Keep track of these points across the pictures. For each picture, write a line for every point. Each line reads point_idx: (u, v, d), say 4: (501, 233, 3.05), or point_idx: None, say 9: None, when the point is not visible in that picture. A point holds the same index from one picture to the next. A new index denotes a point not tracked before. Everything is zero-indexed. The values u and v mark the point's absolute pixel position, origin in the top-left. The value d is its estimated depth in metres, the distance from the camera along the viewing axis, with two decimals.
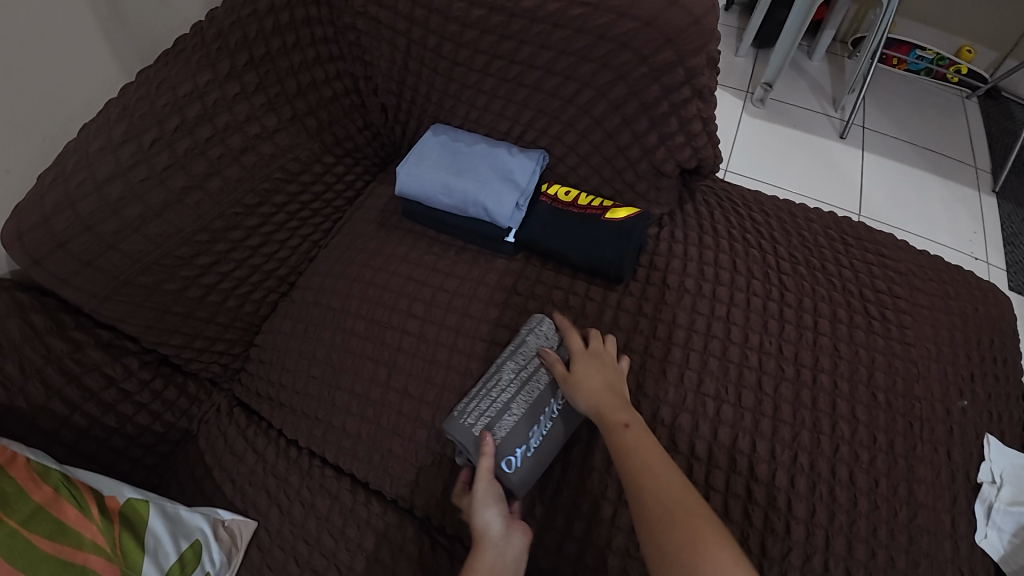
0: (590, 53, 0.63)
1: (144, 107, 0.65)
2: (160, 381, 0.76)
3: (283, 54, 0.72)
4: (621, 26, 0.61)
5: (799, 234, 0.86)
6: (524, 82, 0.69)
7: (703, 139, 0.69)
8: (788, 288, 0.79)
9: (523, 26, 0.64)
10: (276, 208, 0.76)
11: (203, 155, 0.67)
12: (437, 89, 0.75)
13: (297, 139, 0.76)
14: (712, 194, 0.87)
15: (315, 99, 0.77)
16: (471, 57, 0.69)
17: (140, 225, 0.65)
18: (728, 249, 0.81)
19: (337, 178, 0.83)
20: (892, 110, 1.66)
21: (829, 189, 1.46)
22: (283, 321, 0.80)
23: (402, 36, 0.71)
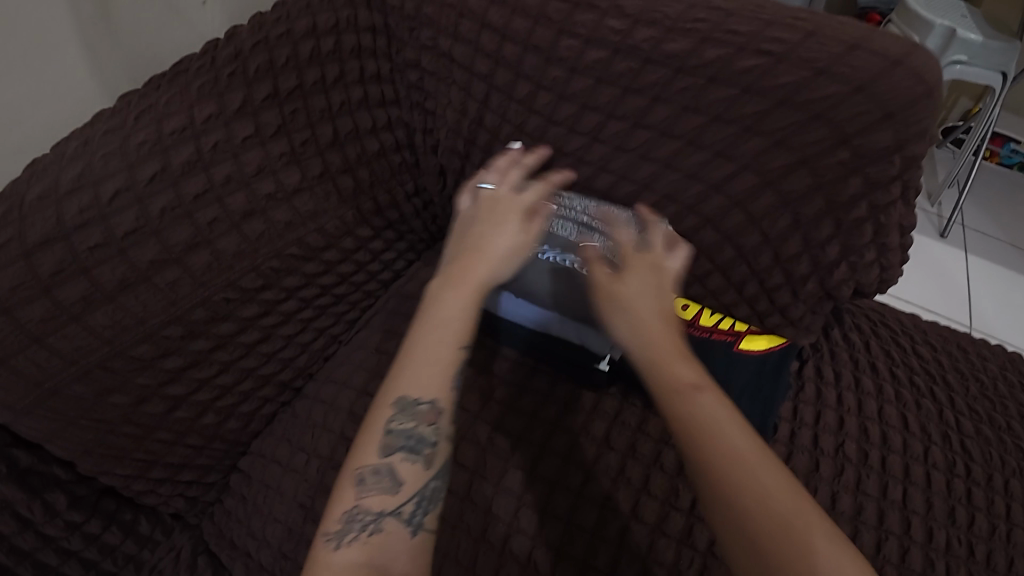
0: (758, 124, 0.44)
1: (113, 145, 0.46)
2: (98, 521, 0.54)
3: (320, 91, 0.53)
4: (816, 89, 0.42)
5: (975, 377, 0.63)
6: (648, 155, 0.49)
7: (894, 256, 0.49)
8: (977, 459, 0.56)
9: (663, 78, 0.45)
10: (284, 293, 0.56)
11: (190, 217, 0.47)
12: (518, 153, 0.55)
13: (324, 204, 0.56)
14: (859, 322, 0.67)
15: (356, 153, 0.57)
16: (577, 114, 0.50)
17: (83, 312, 0.45)
18: (892, 398, 0.59)
19: (372, 257, 0.63)
20: (999, 210, 1.41)
21: (938, 297, 1.23)
22: (279, 445, 0.59)
23: (479, 80, 0.53)
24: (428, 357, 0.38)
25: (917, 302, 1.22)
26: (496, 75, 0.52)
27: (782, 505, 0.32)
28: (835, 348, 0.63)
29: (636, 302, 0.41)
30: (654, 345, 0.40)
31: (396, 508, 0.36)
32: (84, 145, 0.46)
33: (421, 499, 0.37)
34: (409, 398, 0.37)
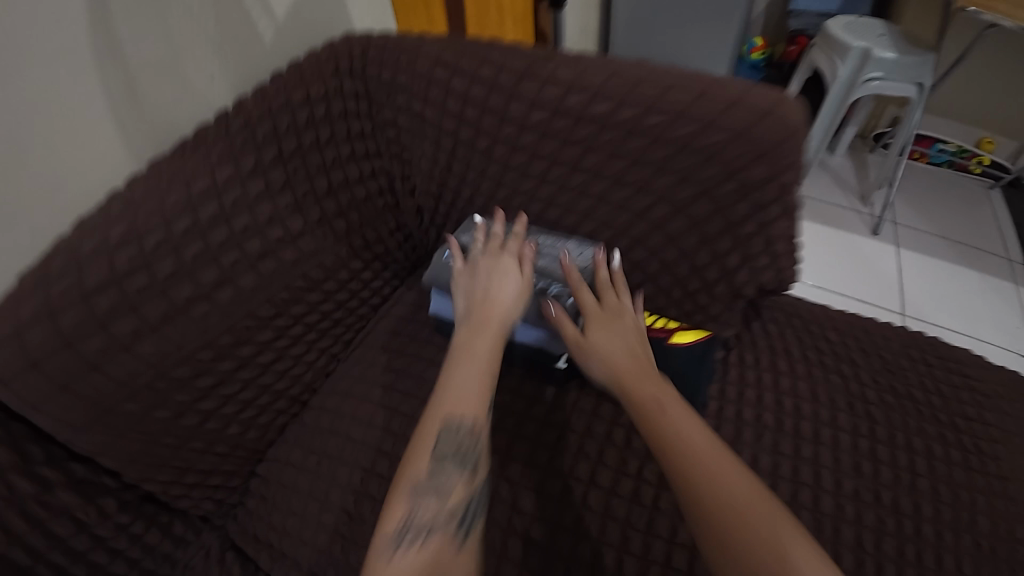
0: (668, 163, 0.56)
1: (151, 204, 0.55)
2: (140, 523, 0.62)
3: (318, 149, 0.65)
4: (708, 134, 0.54)
5: (880, 352, 0.76)
6: (586, 192, 0.61)
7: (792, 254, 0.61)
8: (878, 422, 0.67)
9: (593, 131, 0.58)
10: (293, 320, 0.67)
11: (218, 260, 0.58)
12: (482, 193, 0.67)
13: (322, 244, 0.68)
14: (785, 317, 0.80)
15: (348, 198, 0.69)
16: (529, 162, 0.62)
17: (133, 342, 0.54)
18: (804, 376, 0.72)
19: (364, 286, 0.75)
20: (927, 204, 1.56)
21: (874, 292, 1.37)
22: (293, 451, 0.68)
23: (446, 133, 0.65)
24: (467, 381, 0.48)
25: (857, 299, 1.35)
26: (460, 129, 0.63)
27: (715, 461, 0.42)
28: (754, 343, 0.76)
29: (606, 347, 0.53)
30: (616, 375, 0.51)
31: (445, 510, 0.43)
32: (122, 202, 0.55)
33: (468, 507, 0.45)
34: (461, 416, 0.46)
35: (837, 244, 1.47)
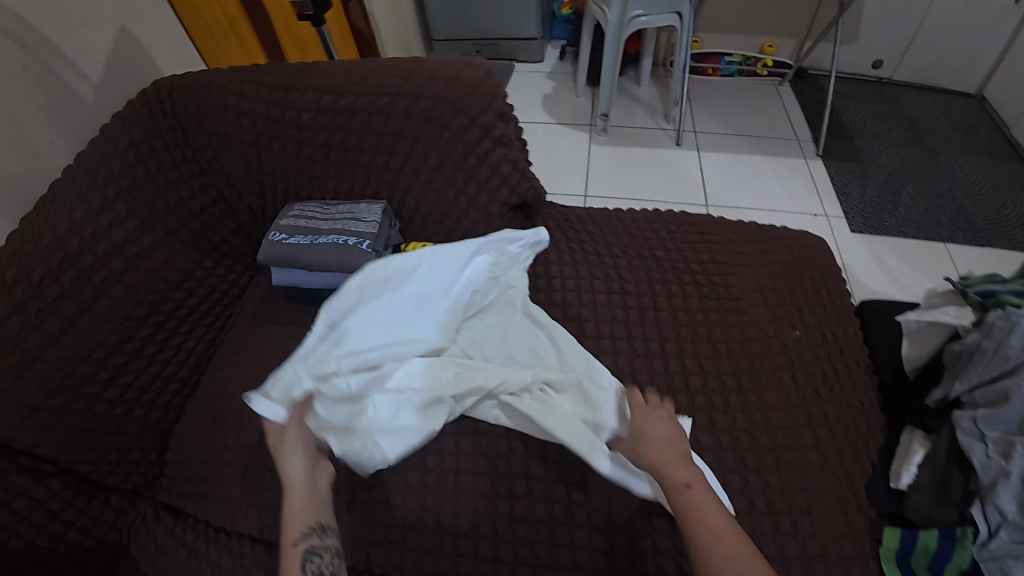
0: (486, 169, 0.94)
1: (105, 171, 0.94)
2: (82, 497, 0.90)
3: (365, 142, 0.95)
4: (494, 178, 0.95)
5: (697, 276, 1.01)
6: (445, 153, 0.93)
7: (576, 237, 1.06)
8: (684, 364, 0.91)
9: (451, 112, 0.90)
10: (197, 282, 1.08)
11: (139, 356, 0.98)
12: (413, 192, 0.98)
13: (385, 152, 0.95)
14: (718, 251, 1.06)
15: (374, 157, 0.96)
16: (424, 123, 0.91)
17: (59, 336, 0.86)
18: (621, 288, 0.98)
19: (321, 219, 0.98)
20: (741, 111, 1.82)
21: (678, 197, 1.58)
22: (202, 426, 0.98)
23: (389, 131, 0.93)
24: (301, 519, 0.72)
25: (662, 201, 1.57)
26: (509, 200, 0.97)
27: (730, 538, 0.62)
28: (698, 290, 0.99)
29: (652, 435, 0.76)
30: (660, 463, 0.72)
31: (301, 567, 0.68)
32: (67, 186, 0.89)
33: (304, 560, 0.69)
34: (301, 540, 0.70)
35: (618, 158, 1.67)
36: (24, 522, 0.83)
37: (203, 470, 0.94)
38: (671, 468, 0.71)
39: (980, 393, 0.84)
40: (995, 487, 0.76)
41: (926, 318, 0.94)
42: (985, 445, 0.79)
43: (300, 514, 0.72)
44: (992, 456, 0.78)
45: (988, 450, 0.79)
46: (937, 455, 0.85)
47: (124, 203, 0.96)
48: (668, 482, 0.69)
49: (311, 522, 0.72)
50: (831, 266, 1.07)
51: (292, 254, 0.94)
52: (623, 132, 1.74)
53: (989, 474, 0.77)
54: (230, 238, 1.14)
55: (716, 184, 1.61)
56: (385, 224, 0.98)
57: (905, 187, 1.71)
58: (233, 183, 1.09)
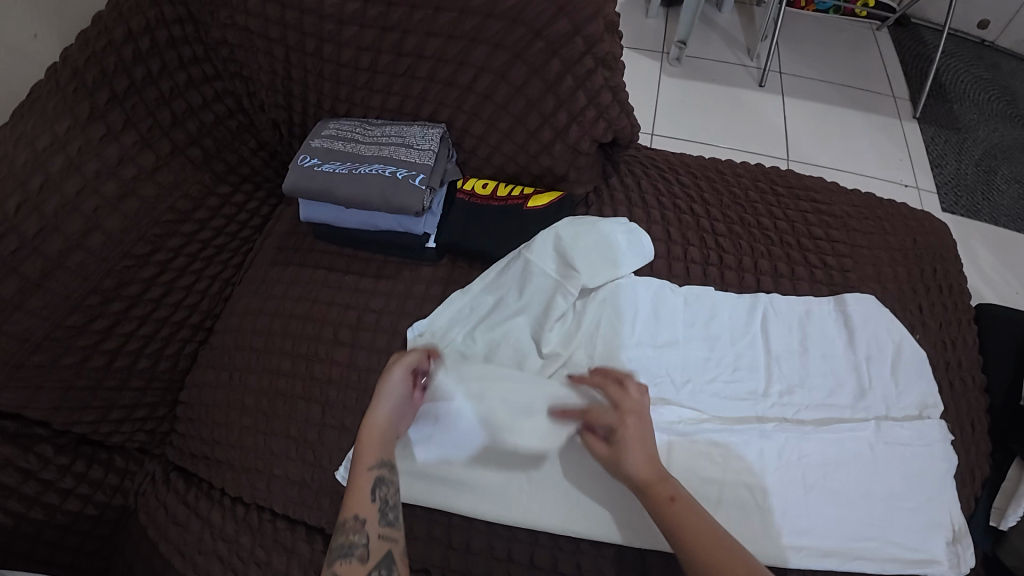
0: (585, 97, 0.71)
1: (96, 72, 0.76)
2: (81, 462, 0.81)
3: (423, 47, 0.72)
4: (591, 112, 0.72)
5: (805, 249, 0.85)
6: (534, 73, 0.70)
7: (673, 191, 0.87)
8: (790, 353, 0.77)
9: (550, 14, 0.67)
10: (212, 211, 0.89)
11: (144, 301, 0.83)
12: (481, 120, 0.76)
13: (454, 64, 0.72)
14: (834, 220, 0.89)
15: (434, 70, 0.74)
16: (507, 28, 0.69)
17: (43, 280, 0.72)
18: (718, 261, 0.82)
19: (366, 139, 0.79)
20: (833, 55, 1.59)
21: (757, 147, 1.38)
22: (215, 379, 0.86)
23: (457, 38, 0.71)
24: (377, 448, 0.62)
25: (742, 152, 1.37)
26: (604, 138, 0.76)
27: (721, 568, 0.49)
28: (812, 268, 0.83)
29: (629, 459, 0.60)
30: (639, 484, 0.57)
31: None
32: (56, 98, 0.75)
33: None
34: (375, 467, 0.61)
35: (692, 92, 1.46)
36: (15, 496, 0.74)
37: (219, 431, 0.83)
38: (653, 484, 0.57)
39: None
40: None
41: None
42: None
43: (376, 442, 0.62)
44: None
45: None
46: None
47: (118, 112, 0.78)
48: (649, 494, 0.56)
49: (376, 530, 0.57)
50: (957, 259, 0.92)
51: (327, 185, 0.75)
52: (700, 66, 1.51)
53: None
54: (250, 159, 0.94)
55: (801, 137, 1.42)
56: (443, 154, 0.77)
57: (1000, 167, 1.52)
58: (254, 90, 0.88)
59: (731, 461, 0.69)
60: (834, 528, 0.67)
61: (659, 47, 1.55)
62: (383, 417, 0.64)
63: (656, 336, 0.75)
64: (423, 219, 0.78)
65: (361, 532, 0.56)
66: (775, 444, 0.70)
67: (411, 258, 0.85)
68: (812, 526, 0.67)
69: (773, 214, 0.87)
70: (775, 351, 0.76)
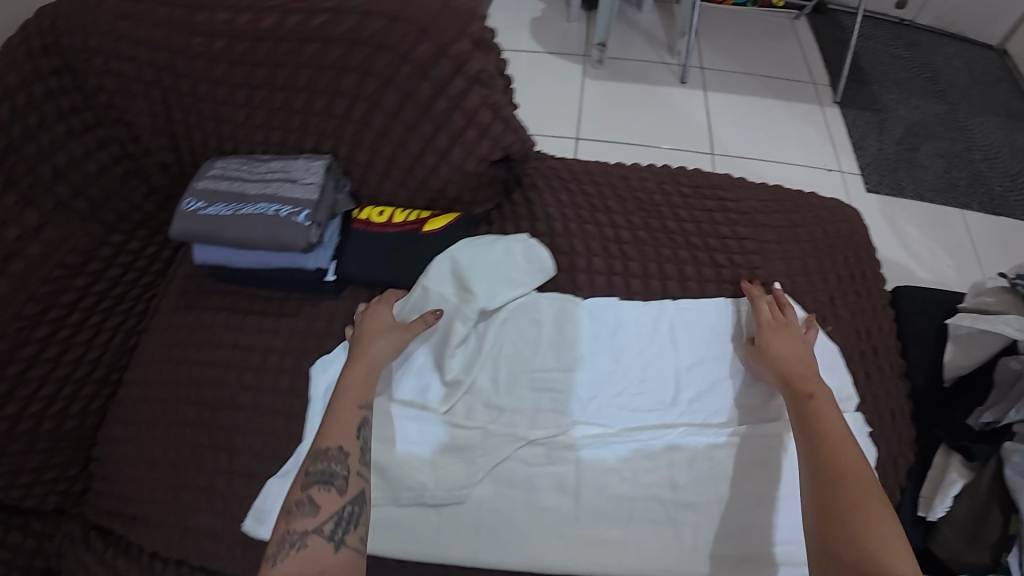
0: (464, 116, 0.70)
1: None
2: None
3: (295, 80, 0.71)
4: (471, 133, 0.71)
5: (708, 248, 0.84)
6: (408, 97, 0.69)
7: (577, 201, 0.86)
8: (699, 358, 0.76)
9: (413, 36, 0.67)
10: (105, 262, 0.86)
11: (41, 361, 0.79)
12: (367, 149, 0.75)
13: (330, 94, 0.71)
14: (740, 215, 0.89)
15: (310, 101, 0.72)
16: (375, 53, 0.68)
17: None
18: (622, 270, 0.81)
19: (250, 174, 0.76)
20: (753, 46, 1.61)
21: (683, 145, 1.39)
22: (121, 433, 0.83)
23: (328, 69, 0.69)
24: (361, 383, 0.65)
25: (667, 151, 1.38)
26: (491, 156, 0.73)
27: (860, 482, 0.55)
28: (718, 268, 0.83)
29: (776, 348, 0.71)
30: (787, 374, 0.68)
31: (316, 526, 0.52)
32: None
33: (339, 519, 0.53)
34: (363, 407, 0.63)
35: (615, 94, 1.46)
36: None
37: (130, 487, 0.80)
38: (797, 375, 0.67)
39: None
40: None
41: (981, 325, 0.80)
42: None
43: (363, 382, 0.65)
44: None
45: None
46: (977, 489, 0.75)
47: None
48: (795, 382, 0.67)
49: (355, 464, 0.58)
50: (866, 246, 0.92)
51: (213, 229, 0.72)
52: (622, 66, 1.52)
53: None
54: (143, 204, 0.90)
55: (726, 131, 1.43)
56: (330, 187, 0.75)
57: (923, 145, 1.54)
58: (140, 135, 0.85)
59: (638, 475, 0.69)
60: (749, 537, 0.66)
61: (581, 51, 1.55)
62: (370, 360, 0.67)
63: (561, 354, 0.74)
64: (313, 254, 0.75)
65: (342, 462, 0.57)
66: (684, 453, 0.70)
67: (312, 293, 0.82)
68: (727, 535, 0.66)
69: (679, 217, 0.87)
70: (682, 359, 0.76)
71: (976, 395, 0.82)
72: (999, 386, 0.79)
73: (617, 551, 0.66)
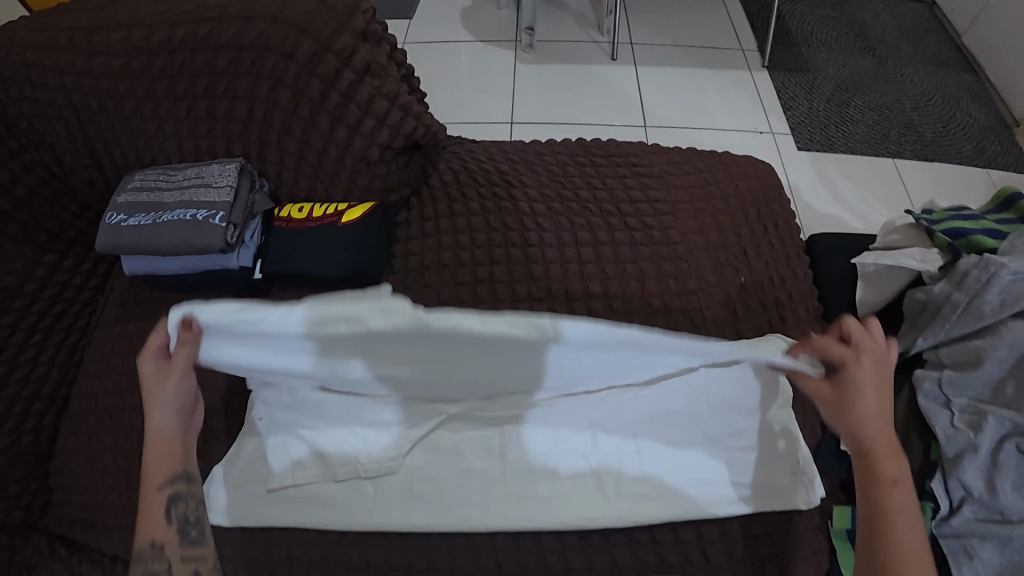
0: (357, 107, 0.73)
1: None
2: None
3: (195, 87, 0.74)
4: (369, 122, 0.74)
5: (620, 213, 0.88)
6: (303, 94, 0.72)
7: (493, 180, 0.90)
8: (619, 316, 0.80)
9: (296, 36, 0.71)
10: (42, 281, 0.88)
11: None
12: (275, 147, 0.78)
13: (230, 98, 0.74)
14: (651, 180, 0.93)
15: (212, 105, 0.75)
16: (263, 55, 0.72)
17: None
18: (538, 241, 0.84)
19: (166, 181, 0.78)
20: (680, 18, 1.65)
21: (617, 120, 1.43)
22: (73, 446, 0.85)
23: (224, 75, 0.73)
24: (162, 469, 0.58)
25: (600, 127, 1.41)
26: (393, 143, 0.77)
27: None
28: (631, 230, 0.86)
29: (861, 411, 0.53)
30: (863, 442, 0.53)
31: None
32: None
33: None
34: (165, 488, 0.58)
35: (548, 76, 1.49)
36: None
37: (87, 495, 0.83)
38: (873, 436, 0.53)
39: (947, 352, 0.68)
40: (961, 462, 0.63)
41: (884, 261, 0.77)
42: (950, 413, 0.66)
43: (161, 460, 0.58)
44: (959, 426, 0.64)
45: (954, 418, 0.65)
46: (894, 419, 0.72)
47: None
48: (863, 449, 0.53)
49: (176, 552, 0.58)
50: (778, 199, 0.96)
51: (133, 239, 0.75)
52: (553, 48, 1.55)
53: (954, 446, 0.64)
54: (74, 222, 0.92)
55: (657, 103, 1.46)
56: (246, 188, 0.77)
57: (853, 100, 1.59)
58: (61, 156, 0.87)
59: (565, 436, 0.73)
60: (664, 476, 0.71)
61: (512, 37, 1.58)
62: (157, 435, 0.58)
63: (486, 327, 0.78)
64: (235, 253, 0.77)
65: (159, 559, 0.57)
66: (609, 411, 0.73)
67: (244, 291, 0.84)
68: (645, 480, 0.70)
69: (593, 187, 0.91)
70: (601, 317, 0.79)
71: (888, 328, 0.81)
72: (909, 316, 0.75)
73: (543, 505, 0.69)
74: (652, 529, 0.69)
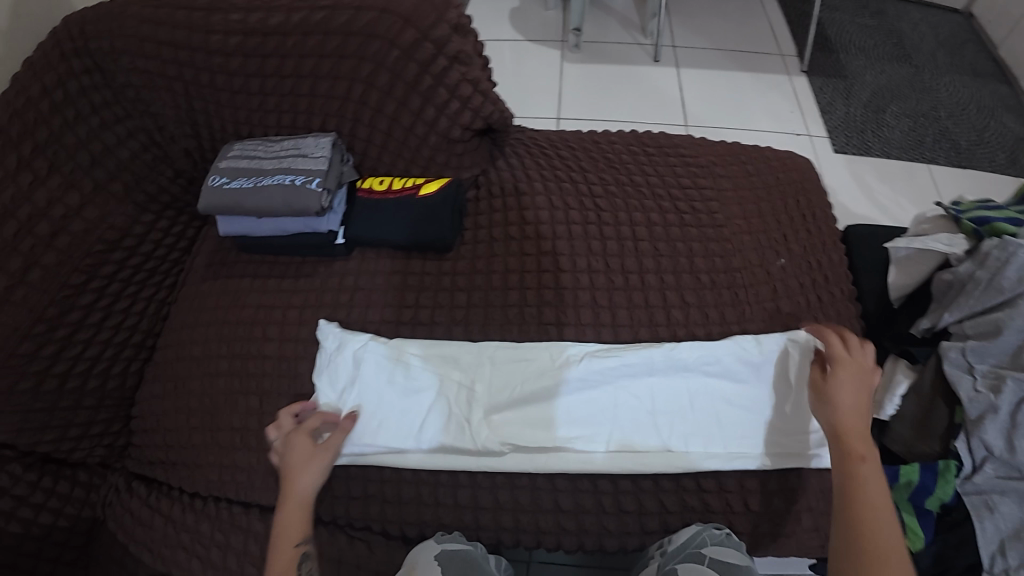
0: (444, 90, 0.82)
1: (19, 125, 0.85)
2: (49, 478, 0.88)
3: (300, 67, 0.83)
4: (453, 104, 0.83)
5: (671, 197, 0.95)
6: (397, 76, 0.81)
7: (552, 163, 0.97)
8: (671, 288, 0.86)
9: (398, 25, 0.80)
10: (137, 238, 0.98)
11: (87, 325, 0.91)
12: (364, 124, 0.86)
13: (331, 78, 0.83)
14: (701, 169, 1.00)
15: (314, 85, 0.84)
16: (365, 41, 0.81)
17: None
18: (596, 219, 0.91)
19: (265, 151, 0.88)
20: (721, 23, 1.71)
21: (658, 118, 1.49)
22: (159, 391, 0.94)
23: (328, 57, 0.82)
24: (298, 530, 0.72)
25: (642, 124, 1.48)
26: (472, 124, 0.86)
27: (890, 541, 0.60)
28: (681, 213, 0.93)
29: (841, 401, 0.70)
30: (838, 429, 0.69)
31: None
32: None
33: None
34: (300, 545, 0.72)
35: (592, 75, 1.57)
36: None
37: (170, 436, 0.91)
38: (851, 434, 0.68)
39: (971, 324, 0.74)
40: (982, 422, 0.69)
41: (915, 246, 0.83)
42: (973, 377, 0.71)
43: (298, 524, 0.73)
44: (982, 390, 0.70)
45: (977, 383, 0.71)
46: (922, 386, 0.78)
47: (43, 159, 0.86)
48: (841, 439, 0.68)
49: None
50: (817, 190, 1.02)
51: (235, 199, 0.84)
52: (597, 49, 1.62)
53: (976, 408, 0.70)
54: (169, 187, 1.02)
55: (697, 103, 1.53)
56: (337, 158, 0.86)
57: (889, 106, 1.64)
58: (164, 125, 0.96)
59: (621, 397, 0.79)
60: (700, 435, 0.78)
61: (558, 37, 1.66)
62: (299, 501, 0.73)
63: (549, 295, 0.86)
64: (325, 218, 0.87)
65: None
66: (662, 377, 0.80)
67: (325, 254, 0.93)
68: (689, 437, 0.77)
69: (645, 172, 0.98)
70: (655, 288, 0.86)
71: (919, 310, 0.87)
72: (937, 296, 0.81)
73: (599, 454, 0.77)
74: (698, 478, 0.76)
